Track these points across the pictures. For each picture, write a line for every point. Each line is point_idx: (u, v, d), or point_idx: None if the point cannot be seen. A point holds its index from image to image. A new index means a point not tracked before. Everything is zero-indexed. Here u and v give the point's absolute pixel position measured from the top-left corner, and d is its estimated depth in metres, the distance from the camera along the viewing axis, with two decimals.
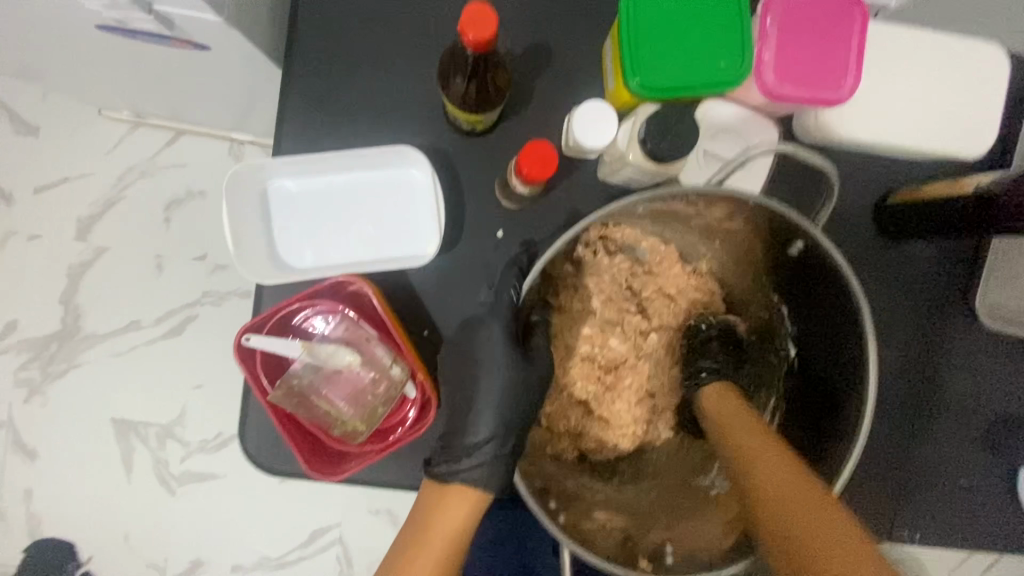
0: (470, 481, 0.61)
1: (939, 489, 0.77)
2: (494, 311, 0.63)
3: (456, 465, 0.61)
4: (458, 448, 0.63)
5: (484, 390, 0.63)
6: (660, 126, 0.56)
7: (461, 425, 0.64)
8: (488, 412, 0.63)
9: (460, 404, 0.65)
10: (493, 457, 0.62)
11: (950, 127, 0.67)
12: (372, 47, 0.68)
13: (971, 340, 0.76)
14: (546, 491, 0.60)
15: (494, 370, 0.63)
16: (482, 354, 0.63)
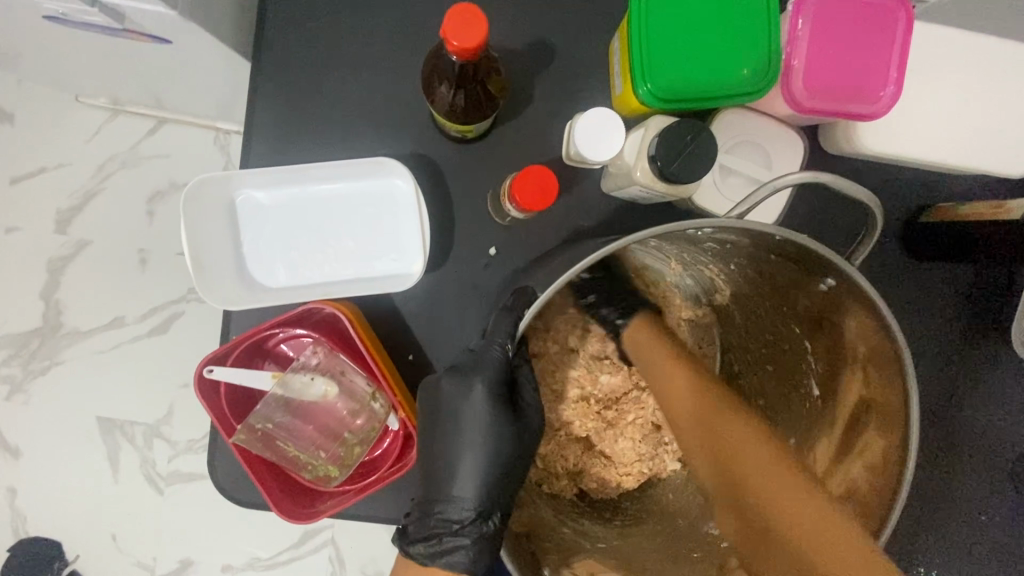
0: (451, 566, 0.53)
1: (959, 525, 0.72)
2: (480, 365, 0.54)
3: (434, 544, 0.54)
4: (437, 520, 0.55)
5: (466, 453, 0.55)
6: (672, 142, 0.50)
7: (439, 492, 0.55)
8: (471, 482, 0.55)
9: (438, 461, 0.56)
10: (477, 537, 0.54)
11: (1000, 143, 0.60)
12: (355, 44, 0.61)
13: (1002, 367, 0.70)
14: (536, 552, 0.54)
15: (478, 426, 0.55)
16: (462, 412, 0.55)
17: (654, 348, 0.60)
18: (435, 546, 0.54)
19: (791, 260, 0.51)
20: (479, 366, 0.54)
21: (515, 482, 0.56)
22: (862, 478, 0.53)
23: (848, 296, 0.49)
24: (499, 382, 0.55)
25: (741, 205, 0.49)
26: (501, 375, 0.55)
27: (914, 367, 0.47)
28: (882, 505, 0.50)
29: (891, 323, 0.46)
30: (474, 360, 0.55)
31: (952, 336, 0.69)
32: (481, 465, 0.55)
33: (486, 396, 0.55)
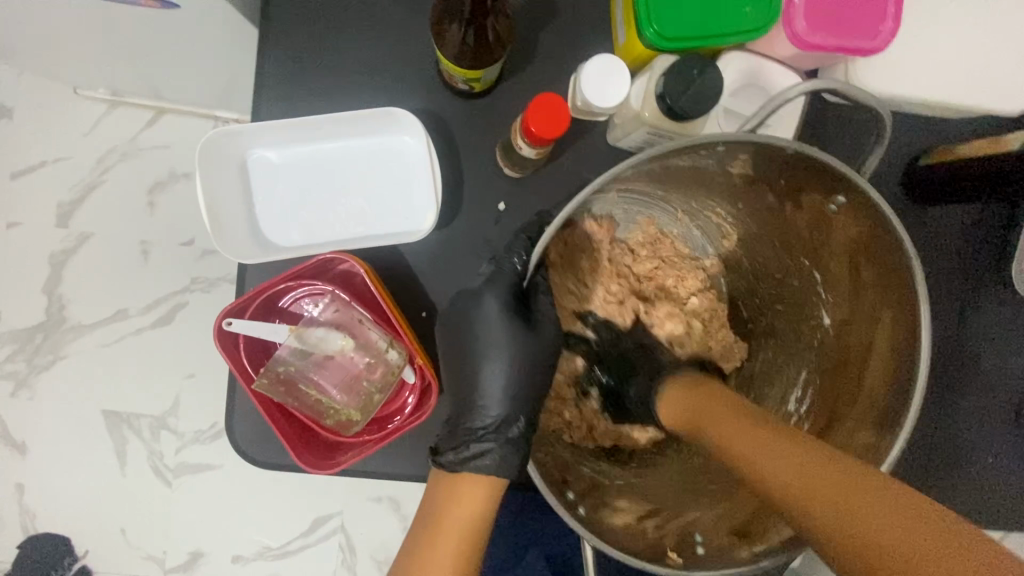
0: (479, 470, 0.53)
1: (977, 469, 0.71)
2: (492, 283, 0.56)
3: (465, 450, 0.54)
4: (465, 431, 0.56)
5: (490, 365, 0.57)
6: (679, 78, 0.51)
7: (467, 405, 0.57)
8: (495, 390, 0.56)
9: (460, 377, 0.58)
10: (501, 441, 0.54)
11: (993, 83, 0.61)
12: (360, 5, 0.61)
13: (1005, 311, 0.71)
14: (563, 482, 0.54)
15: (495, 346, 0.56)
16: (484, 328, 0.56)
17: (705, 393, 0.56)
18: (461, 454, 0.54)
19: (799, 181, 0.52)
20: (492, 283, 0.56)
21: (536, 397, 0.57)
22: (876, 405, 0.53)
23: (857, 215, 0.51)
24: (515, 299, 0.57)
25: (752, 118, 0.50)
26: (514, 291, 0.57)
27: (923, 275, 0.47)
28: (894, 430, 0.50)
29: (901, 233, 0.46)
30: (490, 278, 0.57)
31: (953, 278, 0.70)
32: (506, 379, 0.56)
33: (503, 312, 0.56)
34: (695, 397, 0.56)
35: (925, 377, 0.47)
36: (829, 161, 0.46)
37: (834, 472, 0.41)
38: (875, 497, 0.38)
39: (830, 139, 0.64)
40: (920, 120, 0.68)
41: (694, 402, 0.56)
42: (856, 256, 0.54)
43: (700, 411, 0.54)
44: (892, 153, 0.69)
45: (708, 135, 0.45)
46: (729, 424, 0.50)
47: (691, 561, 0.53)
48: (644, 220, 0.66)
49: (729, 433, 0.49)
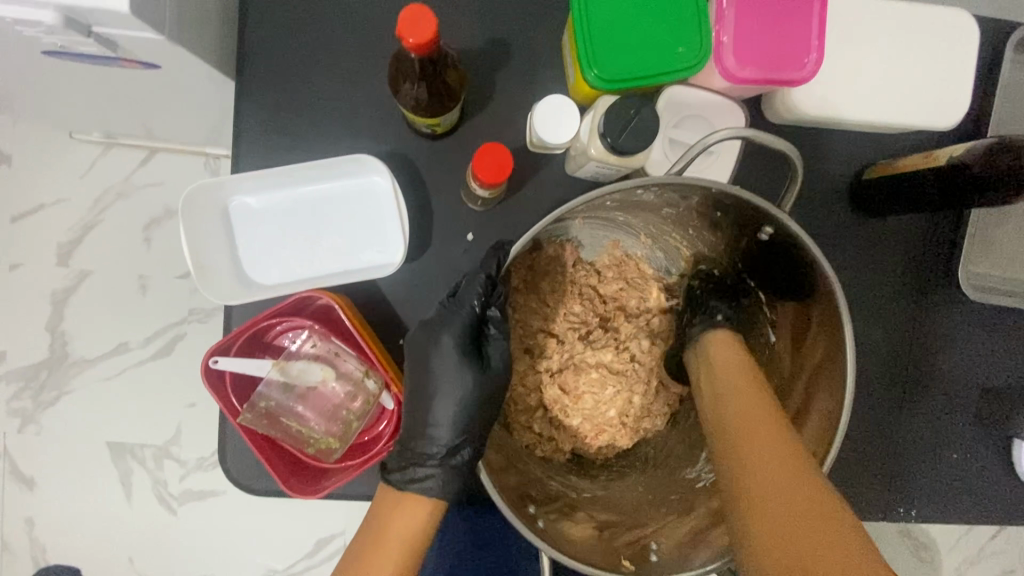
0: (422, 492, 0.57)
1: (935, 463, 0.76)
2: (448, 319, 0.59)
3: (411, 471, 0.58)
4: (414, 453, 0.59)
5: (442, 395, 0.59)
6: (617, 119, 0.55)
7: (417, 429, 0.59)
8: (445, 418, 0.59)
9: (415, 401, 0.60)
10: (444, 468, 0.58)
11: (923, 102, 0.66)
12: (328, 56, 0.66)
13: (957, 313, 0.75)
14: (526, 496, 0.59)
15: (446, 377, 0.59)
16: (439, 363, 0.59)
17: (747, 370, 0.61)
18: (409, 473, 0.58)
19: (736, 214, 0.56)
20: (448, 321, 0.59)
21: (486, 424, 0.60)
22: (816, 416, 0.58)
23: (786, 244, 0.55)
24: (470, 334, 0.59)
25: (676, 162, 0.55)
26: (467, 328, 0.59)
27: (845, 302, 0.52)
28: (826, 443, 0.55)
29: (824, 266, 0.51)
30: (446, 315, 0.59)
31: (902, 283, 0.74)
32: (455, 407, 0.59)
33: (458, 347, 0.59)
34: (733, 359, 0.62)
35: (849, 393, 0.51)
36: (757, 203, 0.50)
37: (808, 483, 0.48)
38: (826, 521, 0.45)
39: (768, 163, 0.69)
40: (862, 136, 0.72)
41: (736, 366, 0.61)
42: (794, 280, 0.59)
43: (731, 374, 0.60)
44: (838, 168, 0.73)
45: (639, 180, 0.50)
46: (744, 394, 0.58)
47: (644, 567, 0.57)
48: (610, 243, 0.71)
49: (743, 415, 0.56)
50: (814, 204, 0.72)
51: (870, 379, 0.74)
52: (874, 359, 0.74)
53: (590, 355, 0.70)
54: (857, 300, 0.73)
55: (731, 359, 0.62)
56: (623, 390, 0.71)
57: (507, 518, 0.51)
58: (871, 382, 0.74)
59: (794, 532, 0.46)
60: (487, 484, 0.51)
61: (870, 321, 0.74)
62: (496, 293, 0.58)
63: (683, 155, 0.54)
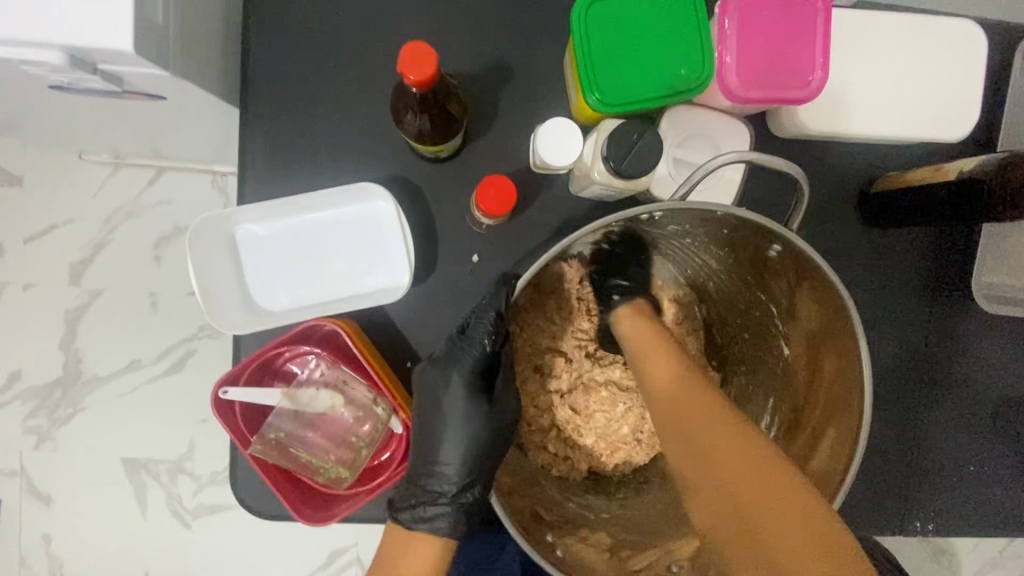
0: (433, 531, 0.57)
1: (950, 476, 0.75)
2: (455, 355, 0.58)
3: (424, 511, 0.57)
4: (422, 491, 0.59)
5: (451, 433, 0.59)
6: (620, 144, 0.55)
7: (427, 465, 0.59)
8: (455, 456, 0.59)
9: (423, 438, 0.60)
10: (455, 506, 0.58)
11: (931, 114, 0.65)
12: (329, 82, 0.66)
13: (969, 325, 0.74)
14: (539, 519, 0.58)
15: (454, 414, 0.59)
16: (449, 401, 0.59)
17: (663, 341, 0.59)
18: (416, 512, 0.57)
19: (744, 233, 0.55)
20: (456, 359, 0.58)
21: (497, 457, 0.60)
22: (835, 430, 0.56)
23: (794, 261, 0.54)
24: (480, 370, 0.59)
25: (680, 185, 0.54)
26: (478, 365, 0.58)
27: (859, 317, 0.50)
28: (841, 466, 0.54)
29: (839, 288, 0.50)
30: (456, 351, 0.58)
31: (912, 294, 0.73)
32: (462, 442, 0.59)
33: (467, 385, 0.58)
34: (647, 330, 0.60)
35: (867, 410, 0.50)
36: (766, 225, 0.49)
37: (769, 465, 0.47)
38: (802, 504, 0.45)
39: (774, 178, 0.69)
40: (870, 147, 0.71)
41: (653, 340, 0.59)
42: (802, 295, 0.58)
43: (646, 351, 0.58)
44: (846, 179, 0.72)
45: (645, 207, 0.49)
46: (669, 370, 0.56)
47: None
48: (618, 257, 0.70)
49: (676, 401, 0.53)
50: (822, 217, 0.72)
51: (881, 392, 0.73)
52: (885, 372, 0.73)
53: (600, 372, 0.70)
54: (867, 312, 0.73)
55: (646, 332, 0.60)
56: (635, 405, 0.70)
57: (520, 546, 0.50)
58: (882, 395, 0.73)
59: (778, 533, 0.45)
60: (496, 509, 0.50)
61: (880, 334, 0.73)
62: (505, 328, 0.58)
63: (687, 179, 0.54)
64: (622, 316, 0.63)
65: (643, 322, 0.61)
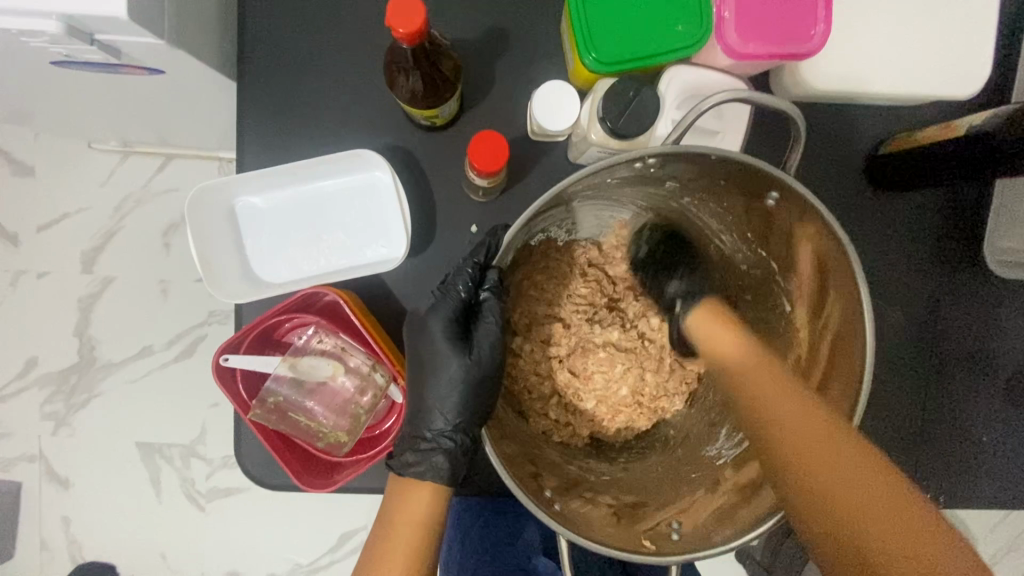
0: (418, 476, 0.55)
1: (963, 446, 0.73)
2: (436, 305, 0.57)
3: (406, 457, 0.56)
4: (410, 439, 0.57)
5: (436, 383, 0.57)
6: (616, 103, 0.55)
7: (415, 416, 0.58)
8: (440, 404, 0.57)
9: (412, 390, 0.59)
10: (439, 453, 0.56)
11: (940, 70, 0.63)
12: (325, 54, 0.66)
13: (981, 291, 0.72)
14: (539, 478, 0.57)
15: (439, 363, 0.57)
16: (429, 351, 0.57)
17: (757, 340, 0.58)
18: (407, 459, 0.56)
19: (737, 180, 0.54)
20: (437, 307, 0.57)
21: (485, 405, 0.58)
22: (835, 378, 0.56)
23: (793, 207, 0.53)
24: (458, 319, 0.57)
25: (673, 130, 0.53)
26: (457, 314, 0.57)
27: (858, 258, 0.50)
28: (845, 418, 0.53)
29: (836, 230, 0.49)
30: (434, 302, 0.57)
31: (923, 262, 0.71)
32: (447, 390, 0.56)
33: (447, 334, 0.57)
34: (728, 332, 0.60)
35: (868, 351, 0.50)
36: (765, 167, 0.49)
37: (868, 460, 0.46)
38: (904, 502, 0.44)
39: (776, 142, 0.68)
40: (877, 109, 0.70)
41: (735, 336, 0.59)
42: (802, 244, 0.57)
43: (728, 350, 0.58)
44: (852, 143, 0.70)
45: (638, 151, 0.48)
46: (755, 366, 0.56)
47: (665, 546, 0.55)
48: (616, 223, 0.70)
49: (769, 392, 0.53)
50: (827, 182, 0.70)
51: (890, 359, 0.72)
52: (895, 340, 0.72)
53: (598, 335, 0.69)
54: (876, 280, 0.71)
55: (725, 333, 0.60)
56: (633, 368, 0.69)
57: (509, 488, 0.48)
58: (891, 363, 0.72)
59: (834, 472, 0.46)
60: (487, 446, 0.49)
61: (887, 302, 0.71)
62: (486, 278, 0.56)
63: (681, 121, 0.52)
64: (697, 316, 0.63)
65: (717, 322, 0.61)
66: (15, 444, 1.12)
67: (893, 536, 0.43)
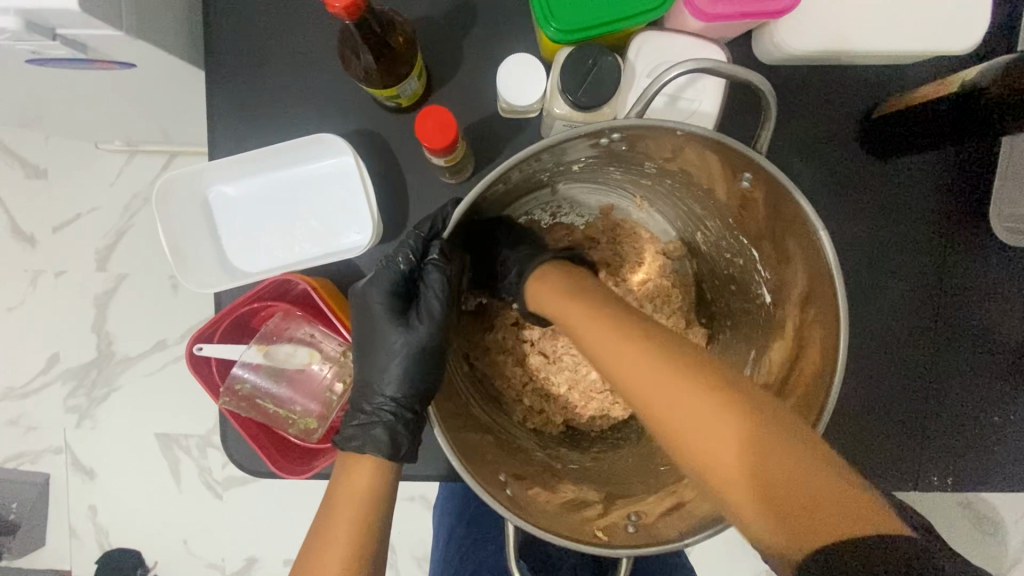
0: (359, 450, 0.54)
1: (975, 426, 0.68)
2: (377, 278, 0.57)
3: (347, 430, 0.56)
4: (359, 411, 0.57)
5: (382, 359, 0.56)
6: (575, 74, 0.53)
7: (363, 388, 0.58)
8: (388, 378, 0.56)
9: (358, 363, 0.58)
10: (382, 424, 0.55)
11: (939, 20, 0.58)
12: (293, 39, 0.65)
13: (990, 261, 0.67)
14: (496, 460, 0.56)
15: (386, 338, 0.56)
16: (372, 324, 0.57)
17: (594, 292, 0.52)
18: (353, 432, 0.56)
19: (711, 157, 0.51)
20: (380, 275, 0.57)
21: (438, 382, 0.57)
22: (817, 364, 0.53)
23: (765, 187, 0.50)
24: (399, 292, 0.57)
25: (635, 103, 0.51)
26: (396, 286, 0.57)
27: (833, 251, 0.48)
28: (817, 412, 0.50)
29: (809, 214, 0.47)
30: (375, 274, 0.57)
31: (924, 233, 0.67)
32: (395, 361, 0.56)
33: (388, 306, 0.56)
34: (571, 290, 0.52)
35: (842, 334, 0.47)
36: (735, 145, 0.46)
37: (798, 457, 0.39)
38: (816, 473, 0.38)
39: (755, 107, 0.65)
40: (873, 68, 0.65)
41: (570, 290, 0.52)
42: (783, 225, 0.53)
43: (566, 298, 0.52)
44: (847, 106, 0.66)
45: (596, 124, 0.46)
46: (562, 293, 0.52)
47: (615, 540, 0.53)
48: (602, 208, 0.69)
49: (581, 325, 0.49)
50: (819, 149, 0.66)
51: (894, 336, 0.68)
52: (898, 315, 0.67)
53: None
54: (875, 252, 0.67)
55: (566, 284, 0.53)
56: None
57: (455, 469, 0.47)
58: (896, 341, 0.68)
59: (681, 408, 0.42)
60: (432, 422, 0.48)
61: (887, 275, 0.67)
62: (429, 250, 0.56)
63: (641, 96, 0.50)
64: (537, 286, 0.55)
65: (560, 275, 0.55)
66: (40, 437, 1.16)
67: (703, 418, 0.41)
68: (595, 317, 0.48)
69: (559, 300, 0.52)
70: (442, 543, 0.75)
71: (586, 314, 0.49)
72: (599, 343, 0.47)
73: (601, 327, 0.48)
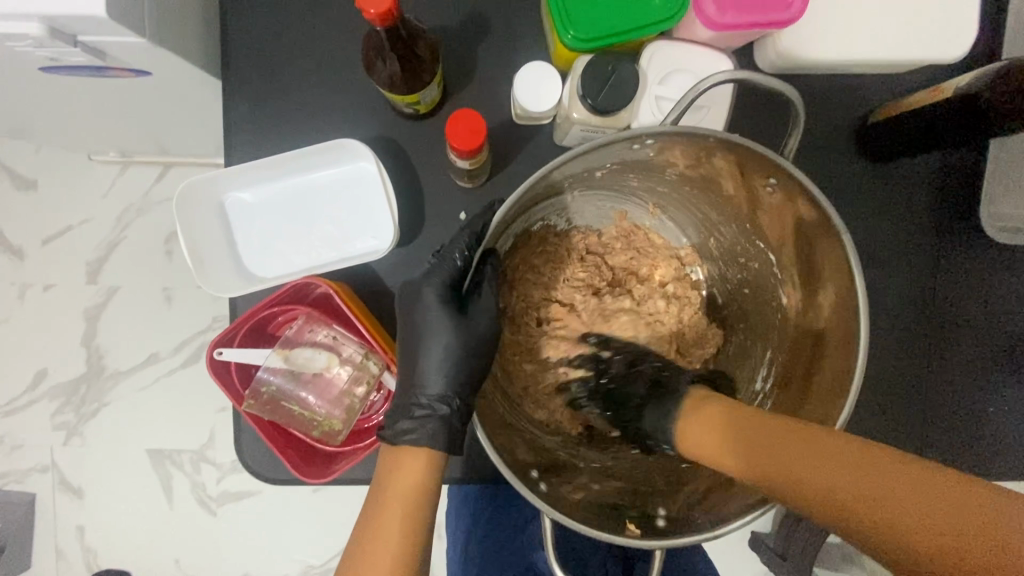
0: (413, 442, 0.55)
1: (967, 417, 0.72)
2: (432, 274, 0.58)
3: (399, 424, 0.56)
4: (406, 404, 0.58)
5: (430, 354, 0.58)
6: (596, 81, 0.55)
7: (409, 382, 0.59)
8: (436, 373, 0.58)
9: (404, 358, 0.59)
10: (429, 418, 0.56)
11: (928, 30, 0.62)
12: (308, 48, 0.67)
13: (978, 259, 0.71)
14: (526, 459, 0.57)
15: (434, 334, 0.58)
16: (423, 317, 0.58)
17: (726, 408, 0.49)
18: (399, 426, 0.56)
19: (732, 164, 0.53)
20: (436, 271, 0.58)
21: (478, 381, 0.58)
22: (829, 359, 0.56)
23: (789, 195, 0.53)
24: (455, 286, 0.58)
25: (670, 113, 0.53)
26: (454, 281, 0.58)
27: (855, 253, 0.49)
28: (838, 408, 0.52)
29: (830, 212, 0.49)
30: (429, 269, 0.58)
31: (918, 233, 0.70)
32: (443, 355, 0.57)
33: (442, 300, 0.58)
34: (717, 422, 0.49)
35: (863, 329, 0.49)
36: (764, 152, 0.48)
37: (855, 469, 0.38)
38: (877, 474, 0.37)
39: (756, 113, 0.68)
40: (864, 77, 0.69)
41: (710, 419, 0.49)
42: (804, 231, 0.56)
43: (709, 428, 0.49)
44: (842, 112, 0.69)
45: (634, 130, 0.48)
46: (705, 428, 0.49)
47: (649, 535, 0.54)
48: (617, 214, 0.71)
49: (718, 452, 0.47)
50: (817, 154, 0.69)
51: (893, 331, 0.70)
52: (896, 312, 0.70)
53: (595, 317, 0.68)
54: (872, 251, 0.70)
55: (705, 411, 0.50)
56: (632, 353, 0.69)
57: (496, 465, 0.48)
58: (895, 336, 0.70)
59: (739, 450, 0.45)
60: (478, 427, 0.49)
61: (885, 273, 0.70)
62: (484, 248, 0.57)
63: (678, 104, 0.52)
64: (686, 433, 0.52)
65: (698, 408, 0.52)
66: (27, 456, 1.13)
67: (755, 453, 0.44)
68: (724, 433, 0.47)
69: (708, 440, 0.48)
70: (458, 547, 0.75)
71: (730, 450, 0.46)
72: (717, 450, 0.48)
73: (710, 434, 0.49)
